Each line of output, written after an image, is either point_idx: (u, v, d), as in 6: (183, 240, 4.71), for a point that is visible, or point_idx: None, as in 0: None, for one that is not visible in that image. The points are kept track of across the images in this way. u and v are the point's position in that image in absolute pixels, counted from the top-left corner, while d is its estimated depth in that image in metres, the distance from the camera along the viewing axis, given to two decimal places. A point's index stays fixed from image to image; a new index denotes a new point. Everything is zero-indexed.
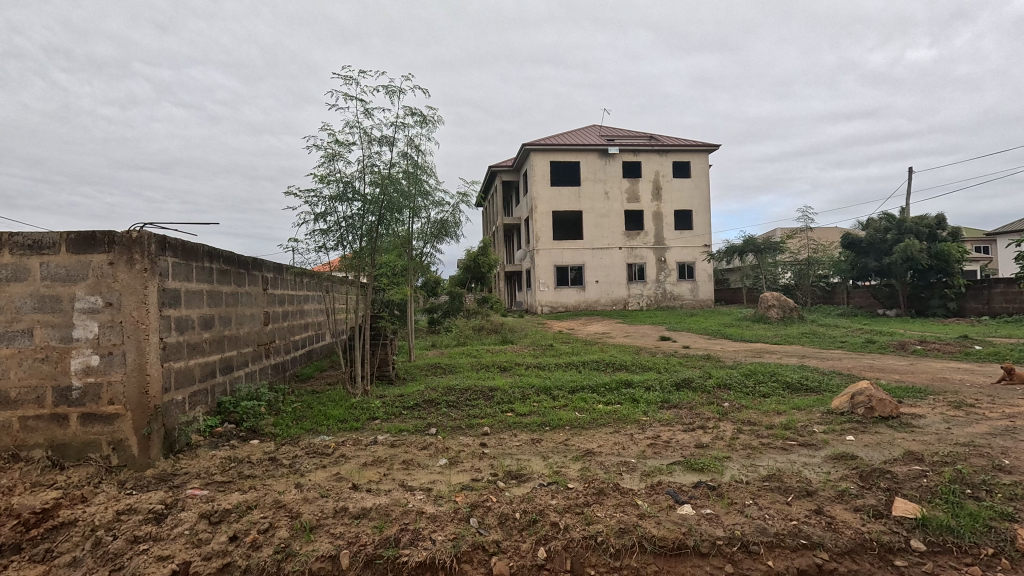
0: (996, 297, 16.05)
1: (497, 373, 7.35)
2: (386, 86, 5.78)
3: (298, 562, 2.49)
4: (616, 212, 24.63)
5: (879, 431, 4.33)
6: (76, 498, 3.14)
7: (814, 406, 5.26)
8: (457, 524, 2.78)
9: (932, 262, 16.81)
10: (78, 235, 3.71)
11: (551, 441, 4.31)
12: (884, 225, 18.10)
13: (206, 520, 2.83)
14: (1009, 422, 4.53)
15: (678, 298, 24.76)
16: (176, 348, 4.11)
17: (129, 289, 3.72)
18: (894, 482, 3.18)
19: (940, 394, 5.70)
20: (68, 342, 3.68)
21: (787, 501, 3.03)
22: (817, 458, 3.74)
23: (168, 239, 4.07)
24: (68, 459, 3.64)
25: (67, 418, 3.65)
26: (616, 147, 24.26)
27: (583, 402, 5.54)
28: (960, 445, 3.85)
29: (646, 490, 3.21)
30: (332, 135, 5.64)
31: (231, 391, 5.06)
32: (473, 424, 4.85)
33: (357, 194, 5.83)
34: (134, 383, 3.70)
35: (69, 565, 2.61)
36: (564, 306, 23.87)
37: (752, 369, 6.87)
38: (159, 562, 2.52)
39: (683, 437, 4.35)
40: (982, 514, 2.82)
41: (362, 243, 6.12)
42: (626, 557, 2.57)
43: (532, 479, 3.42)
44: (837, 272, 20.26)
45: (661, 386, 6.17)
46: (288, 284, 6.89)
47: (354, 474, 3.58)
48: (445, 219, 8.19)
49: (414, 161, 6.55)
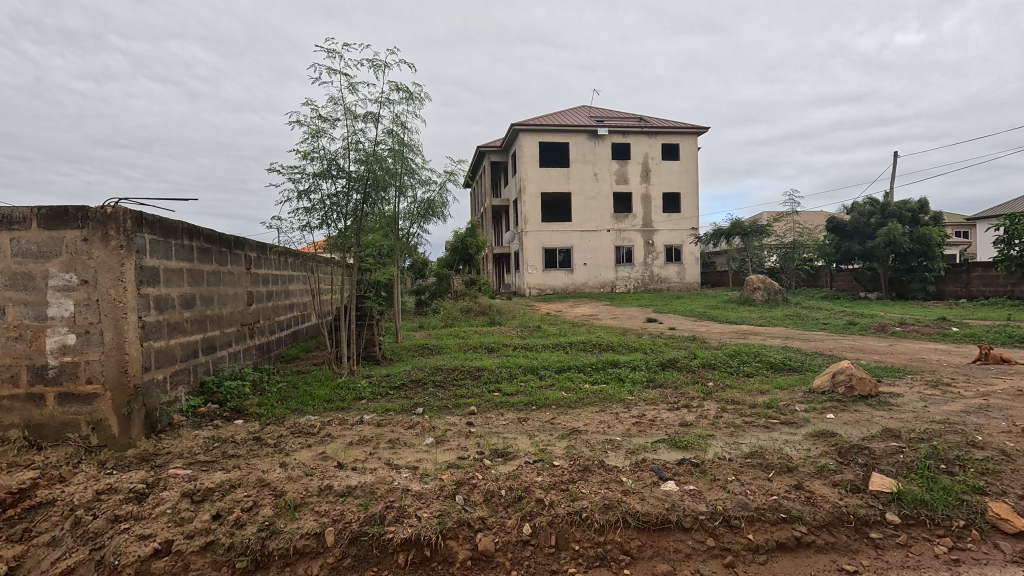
0: (974, 280, 16.40)
1: (485, 353, 7.35)
2: (371, 60, 5.63)
3: (283, 540, 2.48)
4: (604, 195, 24.57)
5: (858, 410, 4.42)
6: (55, 478, 3.09)
7: (796, 386, 5.36)
8: (443, 501, 2.79)
9: (914, 246, 17.10)
10: (50, 210, 3.59)
11: (538, 420, 4.34)
12: (868, 209, 18.35)
13: (189, 498, 2.80)
14: (983, 400, 4.65)
15: (665, 281, 24.94)
16: (156, 327, 4.02)
17: (106, 266, 3.62)
18: (872, 458, 3.26)
19: (917, 374, 5.84)
20: (43, 320, 3.58)
21: (768, 476, 3.09)
22: (798, 435, 3.81)
23: (145, 215, 3.95)
24: (46, 439, 3.57)
25: (43, 397, 3.57)
26: (605, 128, 24.06)
27: (570, 382, 5.58)
28: (935, 422, 3.95)
29: (631, 467, 3.24)
30: (315, 110, 5.49)
31: (214, 370, 5.00)
32: (460, 403, 4.86)
33: (342, 171, 5.70)
34: (112, 363, 3.63)
35: (48, 545, 2.58)
36: (552, 289, 23.92)
37: (736, 349, 6.97)
38: (141, 541, 2.50)
39: (667, 415, 4.41)
40: (955, 488, 2.90)
41: (347, 223, 6.01)
42: (611, 532, 2.60)
43: (518, 457, 3.44)
44: (821, 256, 20.52)
45: (647, 366, 6.23)
46: (272, 264, 6.77)
47: (340, 454, 3.56)
48: (432, 199, 8.07)
49: (400, 138, 6.43)
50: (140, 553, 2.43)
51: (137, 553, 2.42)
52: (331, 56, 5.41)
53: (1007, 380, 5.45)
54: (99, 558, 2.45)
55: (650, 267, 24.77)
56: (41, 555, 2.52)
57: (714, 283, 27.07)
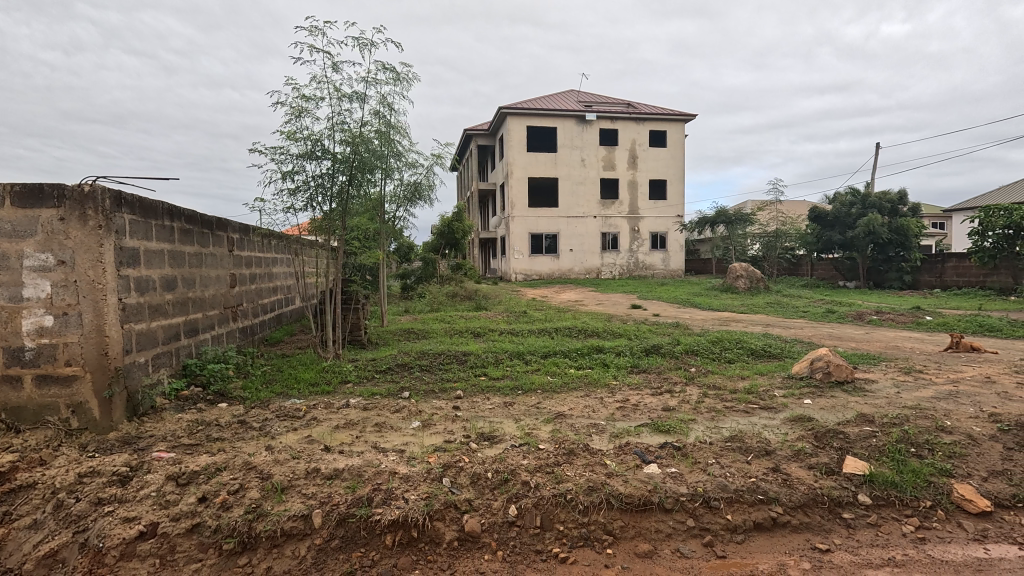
0: (948, 270, 16.79)
1: (471, 338, 7.37)
2: (356, 39, 5.51)
3: (270, 522, 2.49)
4: (591, 180, 24.53)
5: (834, 395, 4.57)
6: (35, 461, 3.05)
7: (776, 372, 5.50)
8: (430, 484, 2.82)
9: (892, 236, 17.45)
10: (24, 187, 3.48)
11: (523, 404, 4.39)
12: (850, 199, 18.65)
13: (174, 481, 2.79)
14: (952, 387, 4.83)
15: (649, 268, 25.16)
16: (137, 309, 3.96)
17: (83, 247, 3.53)
18: (846, 442, 3.37)
19: (891, 361, 6.01)
20: (19, 301, 3.50)
21: (747, 459, 3.18)
22: (776, 420, 3.92)
23: (124, 194, 3.87)
24: (24, 422, 3.50)
25: (21, 380, 3.50)
26: (594, 113, 23.94)
27: (555, 367, 5.65)
28: (907, 408, 4.09)
29: (615, 450, 3.31)
30: (298, 89, 5.37)
31: (197, 354, 4.94)
32: (446, 387, 4.89)
33: (326, 152, 5.60)
34: (92, 344, 3.56)
35: (30, 527, 2.56)
36: (538, 274, 23.98)
37: (719, 336, 7.09)
38: (125, 523, 2.49)
39: (650, 400, 4.49)
40: (924, 470, 3.01)
41: (332, 205, 5.93)
42: (595, 513, 2.66)
43: (504, 440, 3.49)
44: (803, 245, 20.82)
45: (631, 352, 6.31)
46: (255, 246, 6.64)
47: (326, 437, 3.57)
48: (419, 181, 7.96)
49: (386, 120, 6.33)
50: (125, 535, 2.42)
51: (121, 536, 2.41)
52: (314, 33, 5.27)
53: (976, 368, 5.65)
54: (83, 542, 2.44)
55: (635, 254, 24.93)
56: (22, 538, 2.50)
57: (698, 271, 27.37)
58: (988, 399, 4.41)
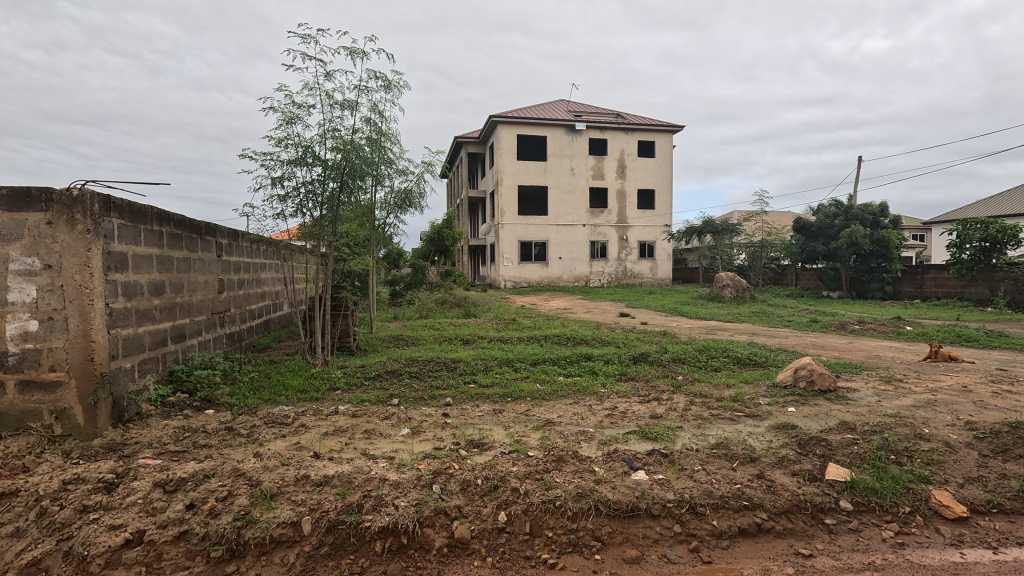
0: (928, 282, 17.13)
1: (460, 345, 7.37)
2: (349, 47, 5.57)
3: (260, 529, 2.49)
4: (580, 188, 24.71)
5: (817, 403, 4.66)
6: (17, 468, 3.01)
7: (761, 380, 5.58)
8: (420, 490, 2.84)
9: (874, 247, 17.79)
10: (11, 191, 3.44)
11: (513, 412, 4.41)
12: (833, 211, 19.17)
13: (161, 488, 2.77)
14: (931, 395, 4.94)
15: (638, 276, 25.38)
16: (123, 314, 3.94)
17: (71, 251, 3.50)
18: (829, 449, 3.44)
19: (872, 370, 6.15)
20: (4, 305, 3.45)
21: (732, 466, 3.24)
22: (761, 427, 3.99)
23: (113, 199, 3.86)
24: (6, 428, 3.44)
25: (3, 385, 3.45)
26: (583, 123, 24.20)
27: (544, 374, 5.67)
28: (887, 416, 4.20)
29: (603, 457, 3.34)
30: (290, 96, 5.40)
31: (184, 359, 4.91)
32: (435, 395, 4.88)
33: (317, 159, 5.62)
34: (78, 350, 3.52)
35: (12, 535, 2.52)
36: (527, 282, 24.11)
37: (705, 344, 7.18)
38: (111, 531, 2.47)
39: (637, 408, 4.54)
40: (903, 477, 3.10)
41: (322, 211, 5.93)
42: (583, 519, 2.70)
43: (493, 447, 3.50)
44: (788, 255, 21.13)
45: (619, 360, 6.36)
46: (244, 251, 6.60)
47: (314, 444, 3.56)
48: (409, 189, 7.95)
49: (377, 127, 6.36)
50: (111, 543, 2.40)
51: (107, 544, 2.39)
52: (306, 40, 5.32)
53: (953, 377, 5.80)
54: (66, 550, 2.41)
55: (623, 262, 25.16)
56: (4, 546, 2.47)
57: (686, 279, 27.58)
58: (965, 407, 4.53)
